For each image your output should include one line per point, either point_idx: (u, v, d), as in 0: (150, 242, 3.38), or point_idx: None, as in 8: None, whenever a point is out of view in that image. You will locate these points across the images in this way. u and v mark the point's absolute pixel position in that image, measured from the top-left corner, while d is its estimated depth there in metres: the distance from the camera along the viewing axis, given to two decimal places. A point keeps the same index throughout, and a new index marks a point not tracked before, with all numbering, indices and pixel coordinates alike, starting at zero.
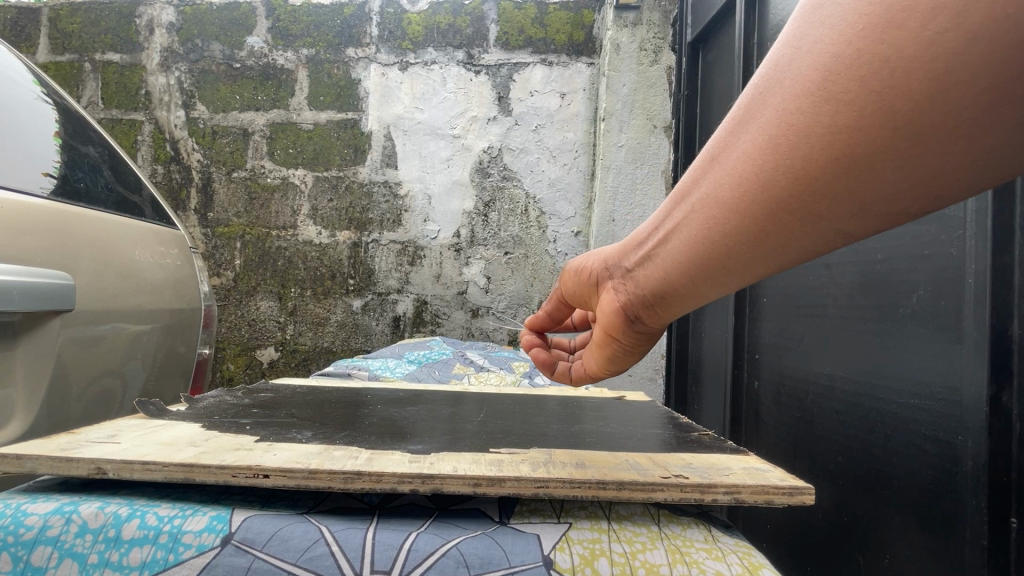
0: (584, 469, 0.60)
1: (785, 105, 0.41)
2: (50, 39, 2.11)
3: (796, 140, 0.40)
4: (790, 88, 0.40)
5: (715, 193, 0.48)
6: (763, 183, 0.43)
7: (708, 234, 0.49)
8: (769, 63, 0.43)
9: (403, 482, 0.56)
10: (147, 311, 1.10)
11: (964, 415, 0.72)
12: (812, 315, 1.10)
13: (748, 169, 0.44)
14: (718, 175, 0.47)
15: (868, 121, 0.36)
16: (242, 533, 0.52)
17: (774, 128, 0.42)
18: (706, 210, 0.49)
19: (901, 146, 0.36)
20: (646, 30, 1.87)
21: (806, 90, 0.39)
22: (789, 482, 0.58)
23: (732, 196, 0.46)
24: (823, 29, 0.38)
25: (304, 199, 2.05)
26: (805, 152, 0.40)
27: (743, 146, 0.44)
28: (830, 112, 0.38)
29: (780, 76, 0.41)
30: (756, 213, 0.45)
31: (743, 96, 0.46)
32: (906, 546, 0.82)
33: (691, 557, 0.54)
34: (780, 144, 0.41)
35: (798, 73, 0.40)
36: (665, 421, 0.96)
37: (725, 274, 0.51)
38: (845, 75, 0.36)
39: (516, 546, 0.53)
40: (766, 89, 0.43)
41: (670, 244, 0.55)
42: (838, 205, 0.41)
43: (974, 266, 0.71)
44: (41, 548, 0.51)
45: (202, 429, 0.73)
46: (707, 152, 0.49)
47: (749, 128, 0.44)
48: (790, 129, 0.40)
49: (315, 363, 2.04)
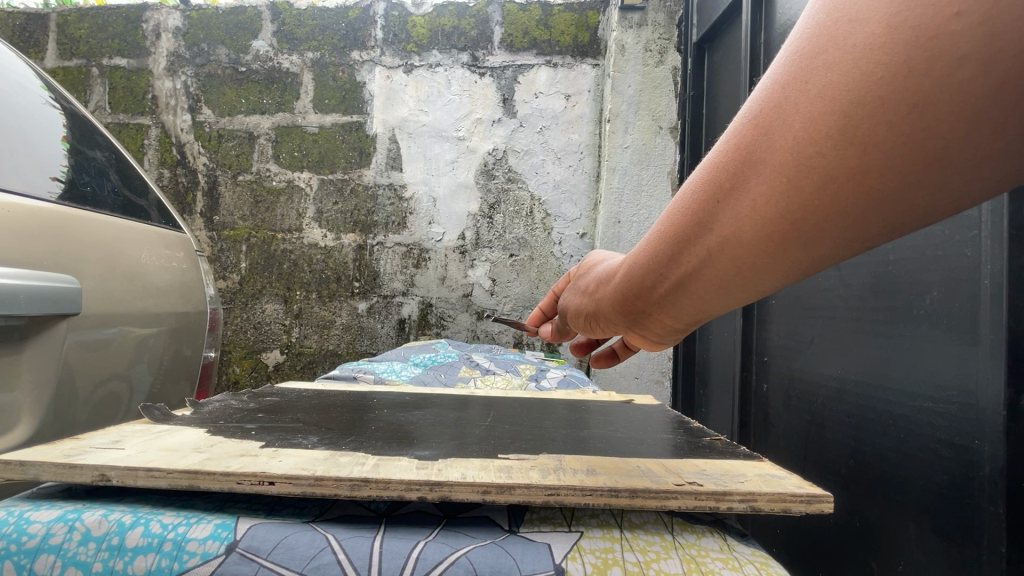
0: (595, 476, 0.59)
1: (799, 148, 0.34)
2: (58, 44, 2.12)
3: (822, 183, 0.34)
4: (802, 131, 0.34)
5: (729, 235, 0.41)
6: (792, 225, 0.37)
7: (723, 275, 0.44)
8: (765, 98, 0.37)
9: (412, 489, 0.55)
10: (152, 315, 1.10)
11: (982, 421, 0.70)
12: (821, 317, 1.09)
13: (768, 213, 0.38)
14: (721, 221, 0.41)
15: (903, 160, 0.31)
16: (247, 541, 0.52)
17: (792, 172, 0.35)
18: (718, 253, 0.43)
19: (942, 178, 0.31)
20: (652, 30, 1.85)
21: (824, 134, 0.33)
22: (806, 489, 0.57)
23: (754, 239, 0.40)
24: (830, 69, 0.32)
25: (310, 202, 2.05)
26: (834, 192, 0.34)
27: (756, 190, 0.38)
28: (857, 156, 0.32)
29: (788, 117, 0.35)
30: (790, 251, 0.39)
31: (732, 131, 0.40)
32: (922, 553, 0.80)
33: (707, 567, 0.53)
34: (796, 194, 0.36)
35: (799, 115, 0.34)
36: (674, 425, 0.95)
37: (748, 297, 0.46)
38: (866, 120, 0.31)
39: (528, 554, 0.52)
40: (770, 130, 0.36)
41: (683, 286, 0.49)
42: (872, 236, 0.36)
43: (990, 267, 0.69)
44: (43, 557, 0.51)
45: (206, 434, 0.72)
46: (702, 192, 0.42)
47: (756, 172, 0.38)
48: (805, 176, 0.35)
49: (320, 366, 2.03)
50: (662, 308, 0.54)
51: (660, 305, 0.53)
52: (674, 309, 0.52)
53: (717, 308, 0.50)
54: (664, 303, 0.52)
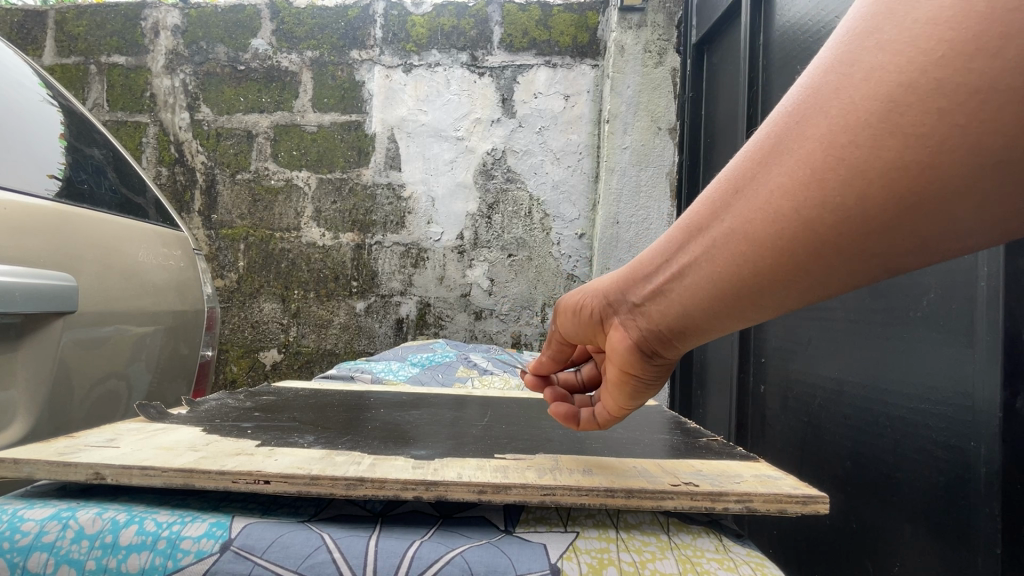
0: (591, 476, 0.59)
1: (832, 136, 0.35)
2: (56, 41, 2.11)
3: (850, 174, 0.34)
4: (837, 118, 0.35)
5: (744, 224, 0.41)
6: (807, 221, 0.37)
7: (729, 272, 0.43)
8: (808, 85, 0.38)
9: (407, 489, 0.55)
10: (151, 313, 1.10)
11: (977, 422, 0.70)
12: (818, 318, 1.09)
13: (785, 205, 0.38)
14: (741, 210, 0.41)
15: (944, 155, 0.31)
16: (242, 539, 0.51)
17: (820, 159, 0.36)
18: (731, 244, 0.42)
19: (984, 182, 0.31)
20: (651, 31, 1.86)
21: (865, 120, 0.33)
22: (802, 491, 0.57)
23: (764, 235, 0.40)
24: (882, 53, 0.33)
25: (308, 201, 2.04)
26: (860, 187, 0.34)
27: (778, 178, 0.38)
28: (895, 146, 0.32)
29: (829, 103, 0.35)
30: (799, 254, 0.39)
31: (770, 120, 0.41)
32: (917, 555, 0.80)
33: (703, 567, 0.53)
34: (818, 182, 0.36)
35: (841, 99, 0.35)
36: (671, 426, 0.95)
37: (749, 311, 0.45)
38: (915, 107, 0.31)
39: (523, 555, 0.52)
40: (808, 116, 0.37)
41: (686, 280, 0.48)
42: (892, 240, 0.35)
43: (986, 270, 0.69)
44: (36, 555, 0.50)
45: (202, 433, 0.72)
46: (726, 181, 0.43)
47: (785, 158, 0.38)
48: (835, 166, 0.35)
49: (318, 365, 2.03)
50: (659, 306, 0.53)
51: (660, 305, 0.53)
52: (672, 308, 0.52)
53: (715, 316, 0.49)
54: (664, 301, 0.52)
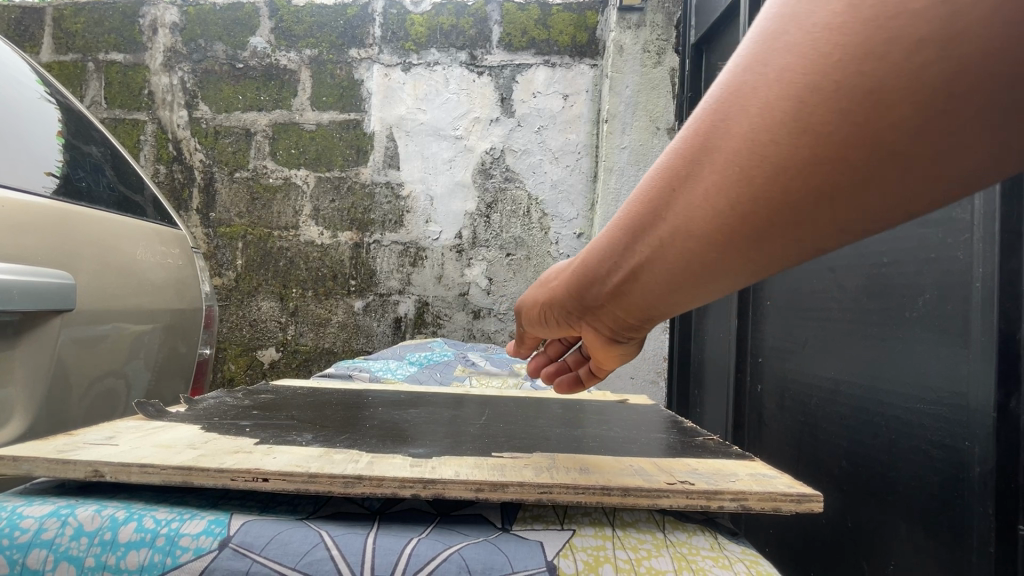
0: (588, 474, 0.60)
1: (750, 139, 0.34)
2: (54, 38, 2.10)
3: (771, 175, 0.33)
4: (757, 118, 0.33)
5: (680, 226, 0.40)
6: (746, 222, 0.36)
7: (675, 269, 0.43)
8: (725, 82, 0.36)
9: (405, 487, 0.55)
10: (144, 311, 1.08)
11: (972, 422, 0.71)
12: (814, 318, 1.09)
13: (718, 207, 0.37)
14: (675, 212, 0.40)
15: (856, 156, 0.30)
16: (240, 537, 0.52)
17: (742, 161, 0.34)
18: (671, 245, 0.42)
19: (899, 179, 0.30)
20: (650, 31, 1.86)
21: (778, 121, 0.32)
22: (797, 489, 0.58)
23: (707, 236, 0.39)
24: (790, 52, 0.31)
25: (307, 199, 2.04)
26: (782, 188, 0.33)
27: (709, 182, 0.37)
28: (807, 148, 0.31)
29: (744, 103, 0.34)
30: (746, 252, 0.38)
31: (693, 118, 0.39)
32: (911, 553, 0.80)
33: (698, 565, 0.54)
34: (742, 186, 0.35)
35: (755, 100, 0.33)
36: (668, 425, 0.95)
37: (703, 295, 0.45)
38: (823, 109, 0.30)
39: (520, 552, 0.52)
40: (726, 117, 0.35)
41: (636, 278, 0.48)
42: (825, 232, 0.35)
43: (981, 270, 0.70)
44: (36, 551, 0.51)
45: (200, 431, 0.72)
46: (658, 181, 0.41)
47: (709, 160, 0.37)
48: (756, 168, 0.34)
49: (317, 364, 2.03)
50: (619, 300, 0.53)
51: (618, 301, 0.53)
52: (630, 301, 0.51)
53: (674, 303, 0.49)
54: (622, 295, 0.51)
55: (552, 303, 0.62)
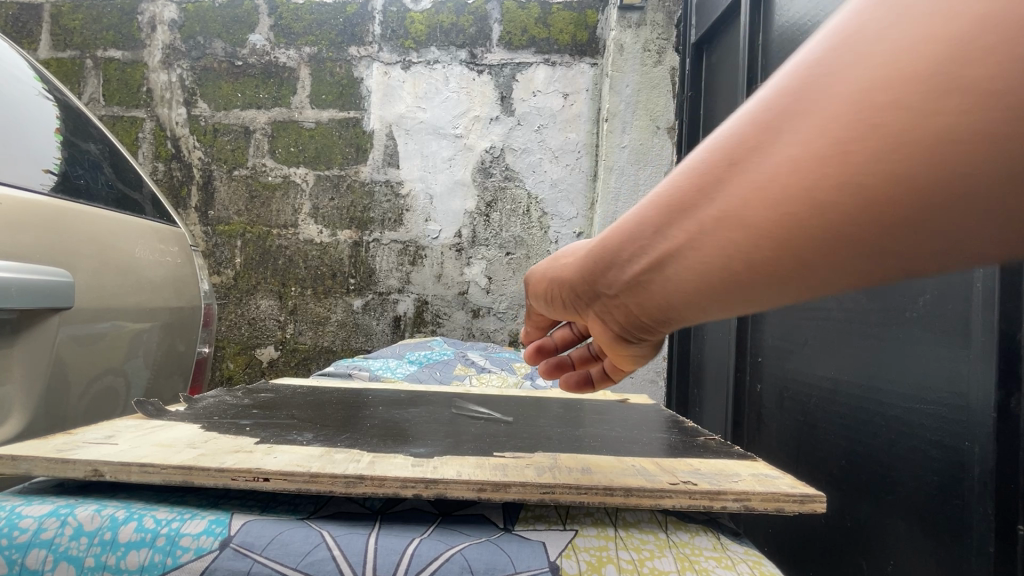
0: (590, 475, 0.59)
1: (826, 124, 0.29)
2: (52, 35, 2.09)
3: (837, 170, 0.29)
4: (843, 100, 0.29)
5: (716, 220, 0.36)
6: (820, 208, 0.30)
7: (697, 271, 0.38)
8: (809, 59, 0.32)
9: (407, 487, 0.55)
10: (146, 309, 1.09)
11: (972, 421, 0.71)
12: (814, 318, 1.09)
13: (764, 199, 0.32)
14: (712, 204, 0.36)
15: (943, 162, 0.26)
16: (241, 537, 0.51)
17: (807, 148, 0.30)
18: (700, 240, 0.37)
19: (982, 199, 0.26)
20: (650, 30, 1.86)
21: (867, 106, 0.28)
22: (800, 489, 0.58)
23: (767, 222, 0.33)
24: (899, 30, 0.27)
25: (306, 198, 2.04)
26: (846, 187, 0.29)
27: (780, 155, 0.31)
28: (892, 143, 0.27)
29: (829, 82, 0.30)
30: (799, 248, 0.32)
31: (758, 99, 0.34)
32: (910, 553, 0.81)
33: (701, 565, 0.53)
34: (801, 178, 0.31)
35: (842, 79, 0.29)
36: (668, 424, 0.95)
37: (715, 308, 0.41)
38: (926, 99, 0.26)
39: (522, 552, 0.52)
40: (800, 96, 0.31)
41: (653, 277, 0.43)
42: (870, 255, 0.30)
43: (982, 270, 0.70)
44: (35, 552, 0.50)
45: (200, 430, 0.71)
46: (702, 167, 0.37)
47: (770, 145, 0.32)
48: (822, 160, 0.29)
49: (315, 362, 2.03)
50: (628, 300, 0.48)
51: (627, 300, 0.48)
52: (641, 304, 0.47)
53: (685, 313, 0.44)
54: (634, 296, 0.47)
55: (561, 287, 0.58)
